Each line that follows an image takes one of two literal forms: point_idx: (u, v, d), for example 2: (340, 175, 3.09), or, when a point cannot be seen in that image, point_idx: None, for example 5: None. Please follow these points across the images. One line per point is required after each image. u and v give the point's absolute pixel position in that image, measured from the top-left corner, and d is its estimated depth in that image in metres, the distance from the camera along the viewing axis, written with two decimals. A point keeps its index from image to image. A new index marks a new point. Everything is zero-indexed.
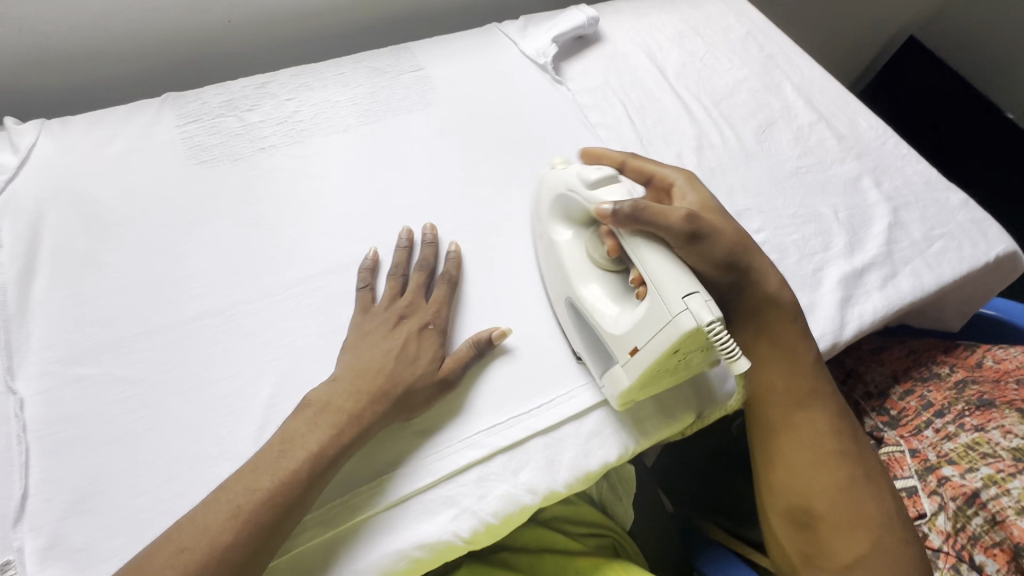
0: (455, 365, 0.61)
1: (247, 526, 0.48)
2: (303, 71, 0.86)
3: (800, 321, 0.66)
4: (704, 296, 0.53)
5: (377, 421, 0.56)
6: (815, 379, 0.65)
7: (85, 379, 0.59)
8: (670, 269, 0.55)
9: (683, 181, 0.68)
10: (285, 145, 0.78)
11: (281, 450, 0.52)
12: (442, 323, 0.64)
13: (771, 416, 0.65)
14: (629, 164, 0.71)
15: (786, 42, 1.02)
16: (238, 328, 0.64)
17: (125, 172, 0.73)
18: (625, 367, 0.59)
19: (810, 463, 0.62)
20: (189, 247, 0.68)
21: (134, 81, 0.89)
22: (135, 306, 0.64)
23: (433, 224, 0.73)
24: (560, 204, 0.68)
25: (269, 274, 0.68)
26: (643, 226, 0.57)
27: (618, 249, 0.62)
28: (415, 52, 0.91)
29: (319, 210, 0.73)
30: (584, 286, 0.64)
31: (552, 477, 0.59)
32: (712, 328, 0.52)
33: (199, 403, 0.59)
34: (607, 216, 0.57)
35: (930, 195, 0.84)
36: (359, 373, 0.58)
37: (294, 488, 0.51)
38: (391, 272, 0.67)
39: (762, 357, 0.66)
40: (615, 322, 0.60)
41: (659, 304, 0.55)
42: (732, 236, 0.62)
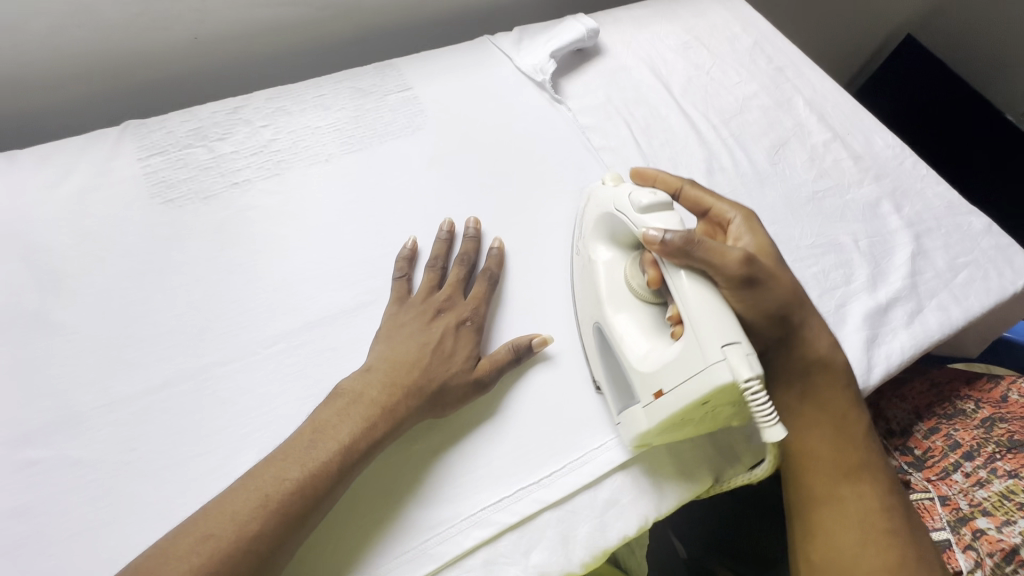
0: (493, 364, 0.59)
1: (277, 514, 0.46)
2: (279, 93, 0.78)
3: (851, 387, 0.61)
4: (745, 348, 0.47)
5: (411, 416, 0.55)
6: (863, 449, 0.60)
7: (38, 464, 0.52)
8: (713, 312, 0.48)
9: (741, 219, 0.61)
10: (260, 179, 0.71)
11: (310, 440, 0.50)
12: (480, 320, 0.62)
13: (815, 487, 0.59)
14: (685, 192, 0.64)
15: (795, 52, 0.97)
16: (212, 395, 0.57)
17: (81, 215, 0.65)
18: (646, 409, 0.54)
19: (856, 542, 0.57)
20: (155, 302, 0.61)
21: (92, 104, 0.80)
22: (94, 374, 0.56)
23: (478, 219, 0.71)
24: (606, 223, 0.63)
25: (248, 330, 0.61)
26: (694, 261, 0.50)
27: (660, 281, 0.56)
28: (402, 70, 0.84)
29: (302, 254, 0.66)
30: (616, 314, 0.59)
31: (567, 557, 0.54)
32: (750, 385, 0.46)
33: (169, 487, 0.52)
34: (655, 243, 0.51)
35: (952, 219, 0.80)
36: (394, 367, 0.56)
37: (324, 480, 0.49)
38: (430, 263, 0.65)
39: (806, 424, 0.60)
40: (643, 361, 0.55)
41: (693, 348, 0.49)
42: (788, 289, 0.56)
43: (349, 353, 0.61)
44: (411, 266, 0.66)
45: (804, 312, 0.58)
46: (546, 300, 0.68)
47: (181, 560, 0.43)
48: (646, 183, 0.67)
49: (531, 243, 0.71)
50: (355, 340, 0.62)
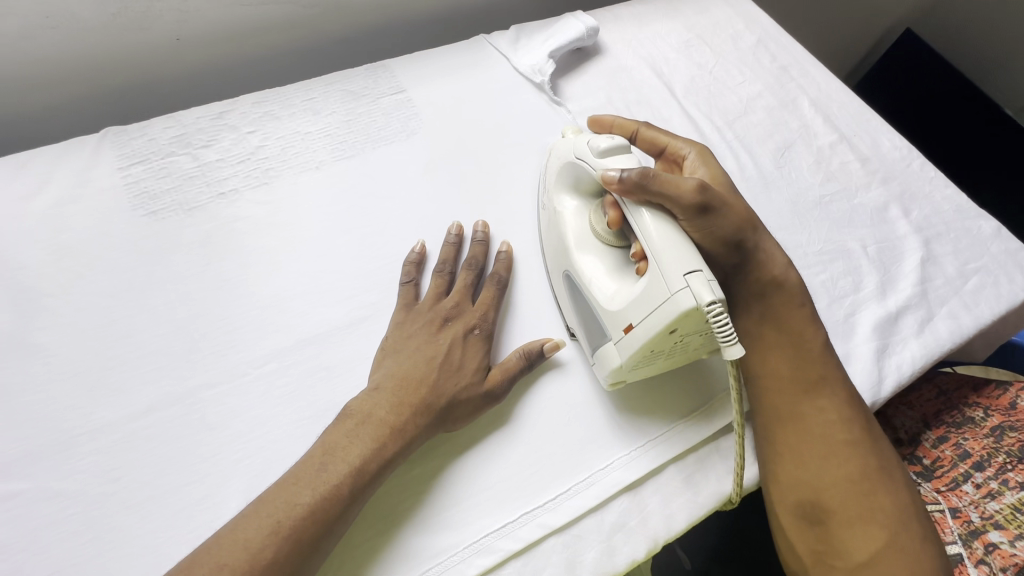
0: (505, 373, 0.57)
1: (288, 540, 0.45)
2: (267, 97, 0.75)
3: (808, 306, 0.61)
4: (706, 275, 0.47)
5: (421, 435, 0.53)
6: (825, 365, 0.59)
7: (15, 497, 0.49)
8: (672, 243, 0.49)
9: (695, 155, 0.65)
10: (248, 189, 0.68)
11: (321, 462, 0.49)
12: (489, 327, 0.60)
13: (776, 406, 0.58)
14: (640, 133, 0.68)
15: (799, 51, 0.94)
16: (200, 421, 0.54)
17: (58, 228, 0.62)
18: (617, 345, 0.53)
19: (819, 452, 0.56)
20: (139, 321, 0.58)
21: (69, 108, 0.76)
22: (74, 400, 0.54)
23: (486, 223, 0.69)
24: (568, 172, 0.63)
25: (238, 350, 0.58)
26: (649, 195, 0.52)
27: (620, 220, 0.56)
28: (396, 71, 0.81)
29: (294, 268, 0.64)
30: (582, 258, 0.59)
31: None
32: (712, 309, 0.46)
33: (154, 520, 0.50)
34: (613, 182, 0.53)
35: (962, 224, 0.78)
36: (401, 383, 0.54)
37: (334, 505, 0.47)
38: (438, 268, 0.63)
39: (764, 346, 0.60)
40: (612, 300, 0.54)
41: (658, 281, 0.49)
42: (743, 214, 0.58)
43: (344, 372, 0.58)
44: (419, 269, 0.64)
45: (761, 239, 0.60)
46: (546, 311, 0.65)
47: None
48: (604, 129, 0.72)
49: (529, 250, 0.69)
50: (350, 358, 0.59)
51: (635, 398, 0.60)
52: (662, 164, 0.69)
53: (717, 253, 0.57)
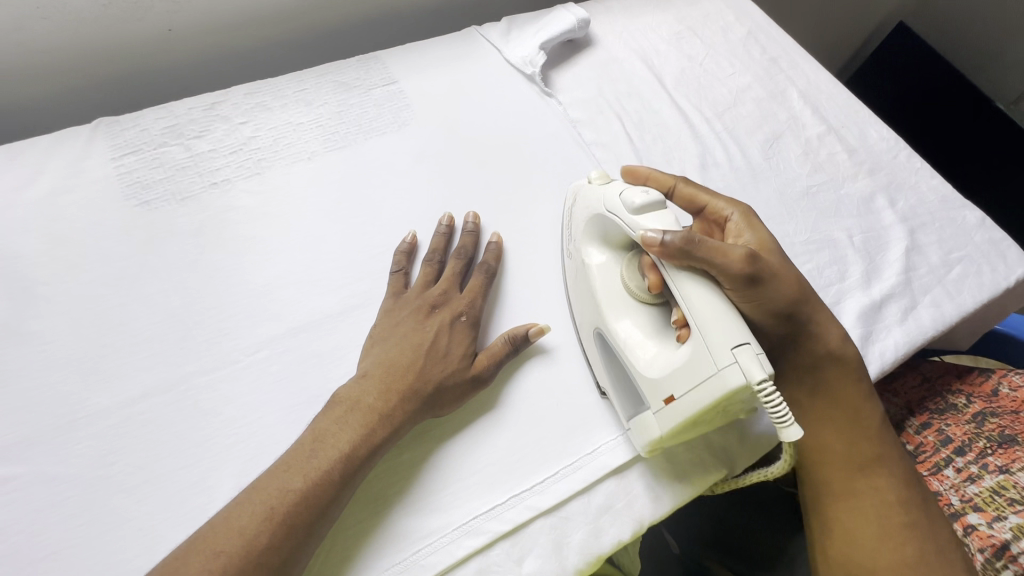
0: (491, 358, 0.58)
1: (281, 526, 0.46)
2: (259, 88, 0.75)
3: (864, 380, 0.62)
4: (754, 348, 0.47)
5: (410, 420, 0.54)
6: (880, 442, 0.60)
7: (12, 481, 0.50)
8: (719, 314, 0.48)
9: (740, 216, 0.60)
10: (241, 178, 0.68)
11: (311, 449, 0.50)
12: (475, 313, 0.61)
13: (829, 482, 0.60)
14: (679, 189, 0.63)
15: (788, 43, 0.95)
16: (194, 406, 0.55)
17: (52, 218, 0.62)
18: (657, 415, 0.53)
19: (873, 534, 0.57)
20: (133, 309, 0.59)
21: (63, 101, 0.77)
22: (67, 387, 0.54)
23: (477, 214, 0.70)
24: (595, 224, 0.61)
25: (230, 337, 0.59)
26: (694, 261, 0.50)
27: (661, 284, 0.54)
28: (387, 62, 0.81)
29: (286, 257, 0.64)
30: (617, 320, 0.57)
31: (559, 564, 0.53)
32: (763, 387, 0.46)
33: (148, 503, 0.51)
34: (654, 245, 0.51)
35: (946, 214, 0.79)
36: (388, 370, 0.55)
37: (326, 490, 0.48)
38: (427, 258, 0.64)
39: (816, 417, 0.62)
40: (649, 366, 0.54)
41: (703, 353, 0.48)
42: (792, 284, 0.56)
43: (335, 359, 0.59)
44: (410, 260, 0.65)
45: (809, 308, 0.59)
46: (537, 301, 0.66)
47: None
48: (640, 180, 0.66)
49: (521, 241, 0.70)
50: (341, 346, 0.60)
51: None
52: (702, 224, 0.64)
53: (765, 323, 0.57)
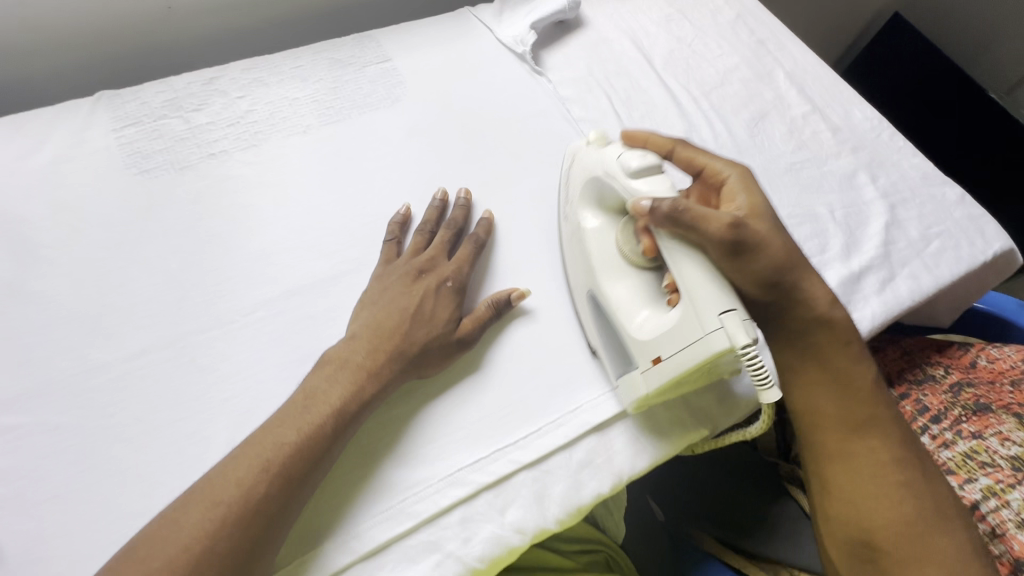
0: (475, 321, 0.60)
1: (278, 477, 0.48)
2: (256, 64, 0.77)
3: (855, 343, 0.60)
4: (741, 314, 0.49)
5: (397, 379, 0.56)
6: (875, 403, 0.59)
7: (18, 429, 0.52)
8: (707, 280, 0.50)
9: (737, 179, 0.59)
10: (238, 150, 0.71)
11: (304, 406, 0.52)
12: (461, 279, 0.63)
13: (825, 444, 0.60)
14: (677, 152, 0.62)
15: (776, 26, 0.97)
16: (192, 362, 0.57)
17: (55, 185, 0.65)
18: (644, 374, 0.55)
19: (871, 493, 0.57)
20: (134, 271, 0.61)
21: (71, 79, 0.80)
22: (70, 342, 0.57)
23: (469, 189, 0.71)
24: (591, 188, 0.62)
25: (226, 299, 0.61)
26: (681, 227, 0.51)
27: (654, 249, 0.56)
28: (381, 41, 0.83)
29: (280, 224, 0.66)
30: (608, 283, 0.59)
31: (542, 514, 0.55)
32: (747, 351, 0.48)
33: (148, 451, 0.53)
34: (645, 211, 0.53)
35: (927, 191, 0.81)
36: (377, 331, 0.57)
37: (318, 443, 0.50)
38: (419, 228, 0.66)
39: (807, 379, 0.61)
40: (639, 328, 0.56)
41: (691, 318, 0.51)
42: (784, 251, 0.55)
43: (327, 320, 0.61)
44: (403, 231, 0.67)
45: (796, 277, 0.57)
46: (524, 269, 0.68)
47: (195, 524, 0.45)
48: (638, 145, 0.65)
49: (510, 213, 0.72)
50: (333, 308, 0.62)
51: None
52: (700, 188, 0.63)
53: (748, 290, 0.56)
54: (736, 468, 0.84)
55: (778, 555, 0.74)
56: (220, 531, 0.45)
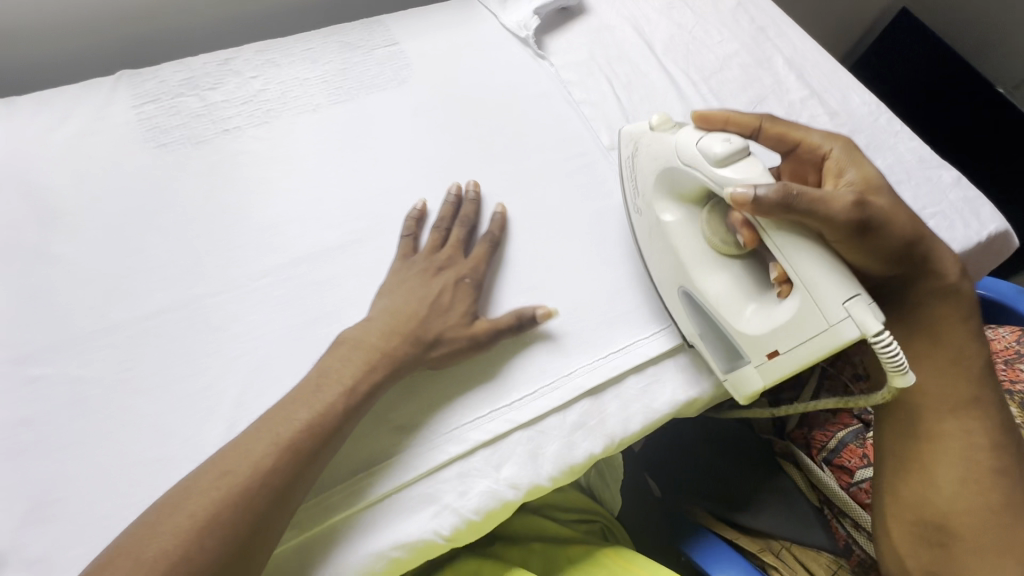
0: (492, 323, 0.60)
1: (290, 450, 0.49)
2: (269, 46, 0.81)
3: (968, 321, 0.62)
4: (866, 299, 0.48)
5: (408, 363, 0.57)
6: (977, 387, 0.61)
7: (39, 380, 0.55)
8: (828, 270, 0.49)
9: (841, 152, 0.59)
10: (250, 126, 0.74)
11: (317, 386, 0.53)
12: (478, 277, 0.64)
13: (918, 422, 0.61)
14: (765, 130, 0.61)
15: (776, 14, 0.98)
16: (204, 322, 0.60)
17: (78, 156, 0.68)
18: (759, 369, 0.56)
19: (958, 477, 0.59)
20: (151, 237, 0.64)
21: (102, 58, 0.87)
22: (91, 301, 0.60)
23: (478, 183, 0.73)
24: (669, 179, 0.61)
25: (238, 265, 0.64)
26: (794, 214, 0.49)
27: (754, 240, 0.54)
28: (390, 26, 0.86)
29: (290, 195, 0.69)
30: (705, 279, 0.59)
31: (535, 471, 0.57)
32: (880, 338, 0.47)
33: (161, 403, 0.56)
34: (748, 202, 0.50)
35: (923, 172, 0.83)
36: (394, 316, 0.59)
37: (329, 419, 0.52)
38: (436, 225, 0.67)
39: (923, 359, 0.62)
40: (748, 322, 0.56)
41: (811, 309, 0.50)
42: (906, 221, 0.56)
43: (333, 286, 0.64)
44: (419, 226, 0.68)
45: (923, 245, 0.58)
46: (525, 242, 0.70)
47: (205, 494, 0.46)
48: (717, 125, 0.61)
49: (512, 189, 0.74)
50: (340, 274, 0.65)
51: (603, 322, 0.66)
52: (792, 163, 0.63)
53: (873, 266, 0.57)
54: (728, 444, 0.84)
55: (767, 527, 0.75)
56: (226, 504, 0.46)
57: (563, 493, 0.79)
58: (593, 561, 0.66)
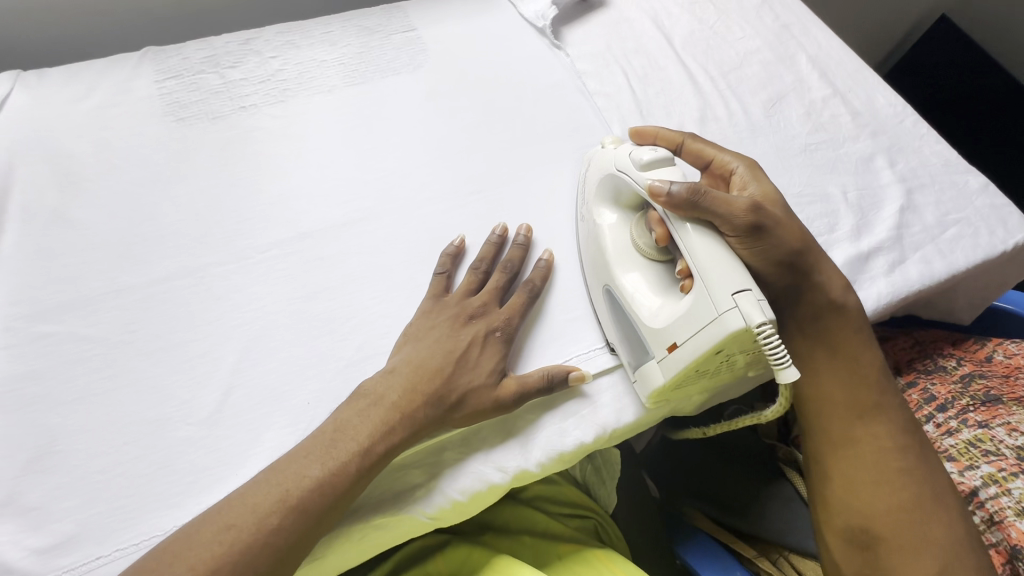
0: (520, 384, 0.56)
1: (296, 510, 0.47)
2: (289, 28, 0.82)
3: (864, 329, 0.63)
4: (755, 295, 0.48)
5: (428, 423, 0.54)
6: (879, 391, 0.63)
7: (49, 336, 0.57)
8: (721, 261, 0.50)
9: (745, 168, 0.62)
10: (266, 104, 0.75)
11: (331, 440, 0.51)
12: (511, 331, 0.60)
13: (830, 430, 0.62)
14: (687, 146, 0.65)
15: (802, 11, 0.96)
16: (210, 290, 0.61)
17: (101, 127, 0.70)
18: (660, 363, 0.55)
19: (870, 480, 0.60)
20: (164, 207, 0.66)
21: (134, 35, 0.90)
22: (103, 265, 0.62)
23: (530, 227, 0.68)
24: (608, 185, 0.63)
25: (245, 237, 0.65)
26: (700, 211, 0.52)
27: (667, 237, 0.57)
28: (409, 12, 0.87)
29: (301, 172, 0.70)
30: (624, 274, 0.59)
31: (524, 456, 0.57)
32: (763, 330, 0.47)
33: (163, 365, 0.57)
34: (660, 194, 0.53)
35: (948, 177, 0.80)
36: (417, 371, 0.55)
37: (340, 482, 0.49)
38: (474, 265, 0.63)
39: (823, 370, 0.63)
40: (654, 316, 0.55)
41: (704, 300, 0.50)
42: (796, 235, 0.57)
43: (336, 262, 0.65)
44: (454, 264, 0.65)
45: (811, 257, 0.59)
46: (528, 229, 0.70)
47: (204, 547, 0.45)
48: (647, 142, 0.68)
49: (518, 176, 0.74)
50: (342, 251, 0.66)
51: None
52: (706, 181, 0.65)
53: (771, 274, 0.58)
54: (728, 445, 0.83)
55: (767, 532, 0.73)
56: (223, 561, 0.44)
57: (557, 488, 0.78)
58: (585, 560, 0.65)
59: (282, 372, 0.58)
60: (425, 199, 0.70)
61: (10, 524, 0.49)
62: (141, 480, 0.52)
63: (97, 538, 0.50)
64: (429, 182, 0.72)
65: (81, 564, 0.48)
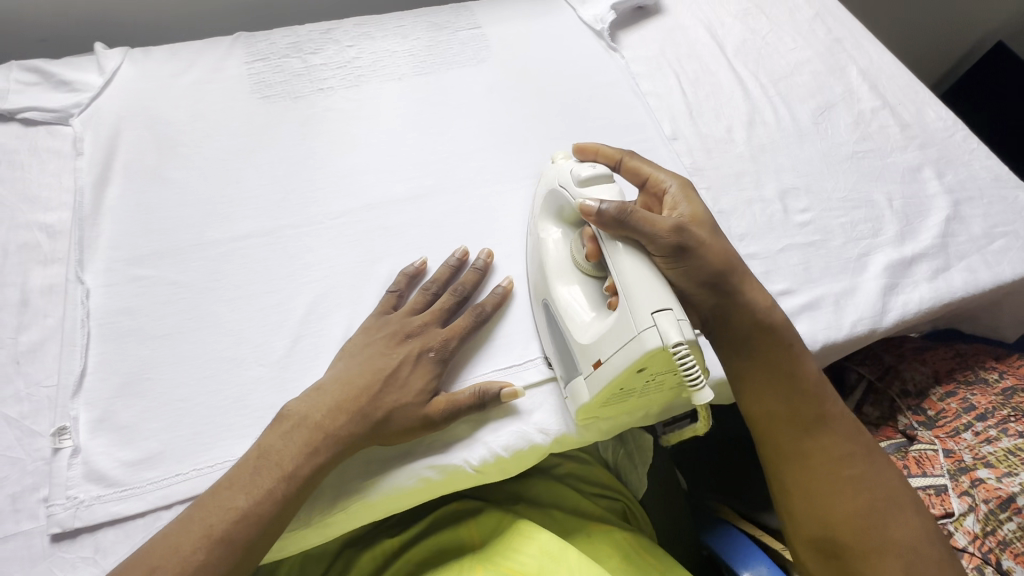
0: (450, 402, 0.57)
1: (219, 542, 0.48)
2: (366, 21, 0.89)
3: (795, 343, 0.61)
4: (676, 314, 0.49)
5: (353, 443, 0.54)
6: (818, 403, 0.60)
7: (142, 279, 0.64)
8: (644, 278, 0.51)
9: (677, 188, 0.61)
10: (342, 88, 0.82)
11: (254, 467, 0.51)
12: (447, 352, 0.60)
13: (779, 446, 0.61)
14: (625, 163, 0.64)
15: (856, 26, 0.98)
16: (284, 249, 0.67)
17: (196, 99, 0.78)
18: (587, 379, 0.56)
19: (826, 490, 0.59)
20: (246, 173, 0.72)
21: (224, 22, 0.98)
22: (192, 220, 0.68)
23: (491, 252, 0.69)
24: (551, 201, 0.65)
25: (315, 205, 0.71)
26: (627, 230, 0.53)
27: (598, 254, 0.58)
28: (475, 11, 0.92)
29: (369, 150, 0.76)
30: (562, 287, 0.61)
31: (564, 421, 0.61)
32: (678, 350, 0.48)
33: (240, 311, 0.63)
34: (591, 213, 0.54)
35: (997, 192, 0.81)
36: (344, 389, 0.56)
37: (272, 506, 0.50)
38: (425, 287, 0.64)
39: (757, 388, 0.61)
40: (585, 330, 0.57)
41: (627, 317, 0.51)
42: (720, 255, 0.57)
43: (398, 232, 0.70)
44: (410, 284, 0.65)
45: (737, 277, 0.59)
46: None
47: None
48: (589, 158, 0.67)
49: None
50: (403, 223, 0.71)
51: None
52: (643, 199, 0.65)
53: (697, 295, 0.58)
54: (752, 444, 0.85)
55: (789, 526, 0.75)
56: None
57: (588, 465, 0.79)
58: (613, 537, 0.67)
59: (345, 327, 0.63)
60: (482, 181, 0.75)
61: (104, 438, 0.55)
62: (217, 410, 0.58)
63: (177, 457, 0.55)
64: (486, 166, 0.77)
65: (162, 479, 0.54)
